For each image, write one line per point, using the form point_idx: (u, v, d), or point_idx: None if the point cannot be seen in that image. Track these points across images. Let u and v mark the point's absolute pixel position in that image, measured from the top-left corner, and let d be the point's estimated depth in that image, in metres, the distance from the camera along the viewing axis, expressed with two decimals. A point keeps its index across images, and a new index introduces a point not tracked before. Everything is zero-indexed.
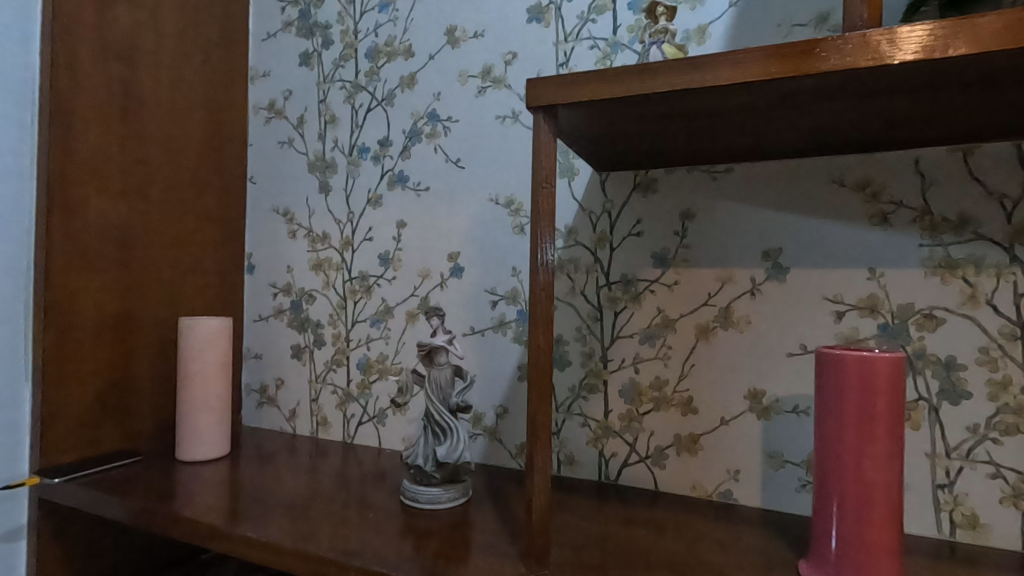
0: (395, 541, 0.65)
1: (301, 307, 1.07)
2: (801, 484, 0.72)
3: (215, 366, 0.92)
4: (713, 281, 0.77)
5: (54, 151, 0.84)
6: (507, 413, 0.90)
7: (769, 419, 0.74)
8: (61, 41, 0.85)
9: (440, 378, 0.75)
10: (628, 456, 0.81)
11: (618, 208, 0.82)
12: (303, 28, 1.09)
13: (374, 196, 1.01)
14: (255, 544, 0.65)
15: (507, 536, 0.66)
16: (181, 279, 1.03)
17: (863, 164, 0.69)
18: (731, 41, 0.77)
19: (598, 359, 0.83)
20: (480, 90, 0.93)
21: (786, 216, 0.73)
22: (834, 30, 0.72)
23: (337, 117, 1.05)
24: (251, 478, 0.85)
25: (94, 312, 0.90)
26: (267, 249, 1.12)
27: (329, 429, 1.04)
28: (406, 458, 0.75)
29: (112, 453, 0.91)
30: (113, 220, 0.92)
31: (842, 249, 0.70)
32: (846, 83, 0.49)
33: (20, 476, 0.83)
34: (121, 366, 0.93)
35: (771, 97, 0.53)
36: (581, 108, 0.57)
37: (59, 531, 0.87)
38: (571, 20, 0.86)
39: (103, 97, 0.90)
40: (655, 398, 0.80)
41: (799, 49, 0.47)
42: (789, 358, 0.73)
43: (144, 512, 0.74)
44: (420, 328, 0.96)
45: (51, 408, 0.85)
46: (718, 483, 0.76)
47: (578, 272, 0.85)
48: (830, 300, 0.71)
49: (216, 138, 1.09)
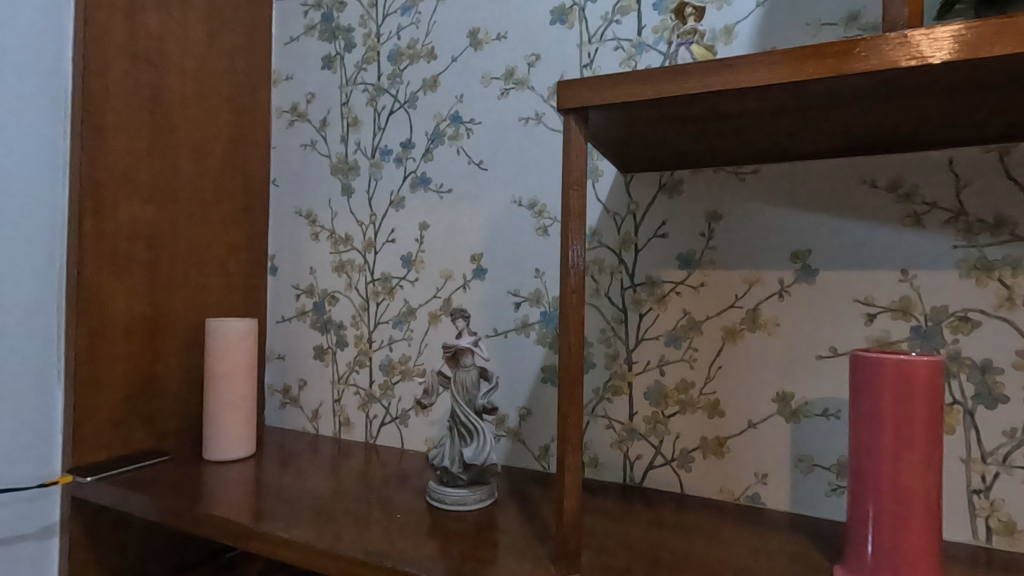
0: (422, 543, 0.65)
1: (324, 308, 1.08)
2: (832, 488, 0.72)
3: (241, 366, 0.93)
4: (740, 283, 0.76)
5: (86, 154, 0.86)
6: (530, 414, 0.90)
7: (798, 422, 0.73)
8: (93, 47, 0.86)
9: (466, 380, 0.75)
10: (653, 459, 0.81)
11: (642, 210, 0.82)
12: (326, 32, 1.10)
13: (397, 197, 1.02)
14: (284, 544, 0.66)
15: (535, 538, 0.66)
16: (206, 279, 1.04)
17: (895, 164, 0.69)
18: (757, 42, 0.76)
19: (623, 360, 0.83)
20: (502, 91, 0.93)
21: (815, 216, 0.72)
22: (865, 29, 0.71)
23: (360, 120, 1.06)
24: (278, 478, 0.85)
25: (124, 313, 0.91)
26: (290, 251, 1.13)
27: (352, 429, 1.05)
28: (432, 459, 0.75)
29: (141, 452, 0.92)
30: (142, 224, 0.93)
31: (874, 251, 0.70)
32: (884, 83, 0.49)
33: (52, 475, 0.85)
34: (149, 366, 0.95)
35: (805, 98, 0.52)
36: (613, 110, 0.57)
37: (90, 530, 0.88)
38: (595, 21, 0.86)
39: (133, 103, 0.92)
40: (681, 401, 0.79)
41: (838, 48, 0.46)
42: (819, 361, 0.72)
43: (174, 512, 0.75)
44: (443, 329, 0.97)
45: (82, 408, 0.86)
46: (746, 486, 0.76)
47: (602, 273, 0.84)
48: (861, 302, 0.70)
49: (241, 141, 1.10)
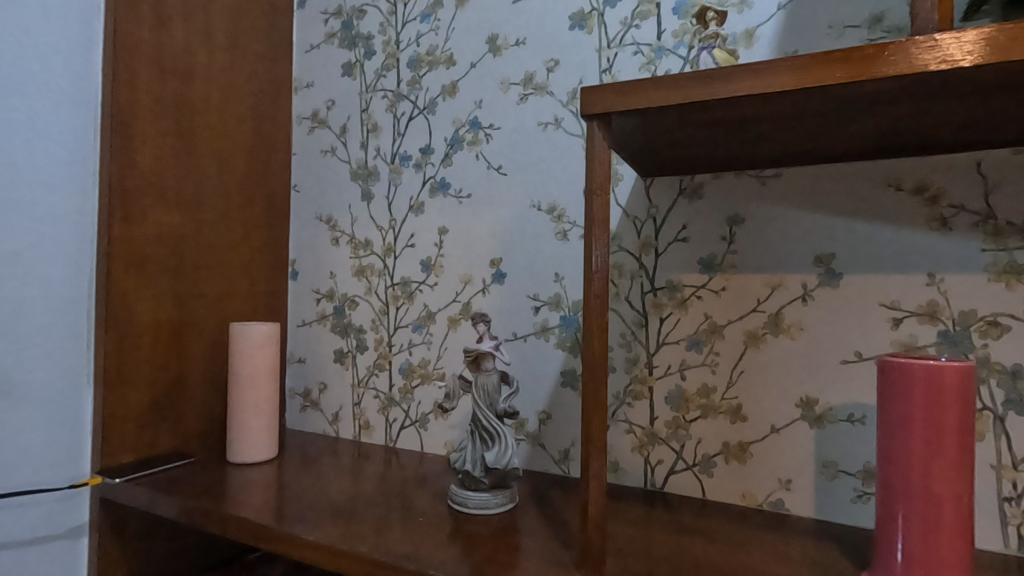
0: (445, 546, 0.65)
1: (344, 312, 1.09)
2: (857, 494, 0.71)
3: (264, 370, 0.94)
4: (763, 287, 0.76)
5: (116, 163, 0.88)
6: (550, 418, 0.90)
7: (822, 427, 0.73)
8: (122, 58, 0.88)
9: (487, 384, 0.75)
10: (675, 463, 0.81)
11: (663, 214, 0.82)
12: (346, 39, 1.11)
13: (416, 203, 1.03)
14: (309, 545, 0.67)
15: (558, 542, 0.66)
16: (229, 284, 1.05)
17: (921, 166, 0.68)
18: (778, 45, 0.76)
19: (643, 365, 0.83)
20: (522, 97, 0.93)
21: (840, 220, 0.72)
22: (889, 31, 0.70)
23: (380, 126, 1.07)
24: (301, 481, 0.86)
25: (150, 318, 0.93)
26: (311, 256, 1.14)
27: (371, 432, 1.06)
28: (454, 463, 0.76)
29: (167, 454, 0.94)
30: (168, 230, 0.95)
31: (899, 255, 0.69)
32: (913, 86, 0.48)
33: (82, 476, 0.87)
34: (174, 370, 0.96)
35: (831, 102, 0.52)
36: (636, 115, 0.57)
37: (117, 531, 0.89)
38: (614, 26, 0.86)
39: (160, 111, 0.94)
40: (702, 406, 0.79)
41: (866, 52, 0.46)
42: (844, 366, 0.71)
43: (200, 513, 0.76)
44: (462, 333, 0.97)
45: (111, 411, 0.88)
46: (769, 492, 0.75)
47: (622, 277, 0.84)
48: (887, 306, 0.70)
49: (263, 148, 1.12)
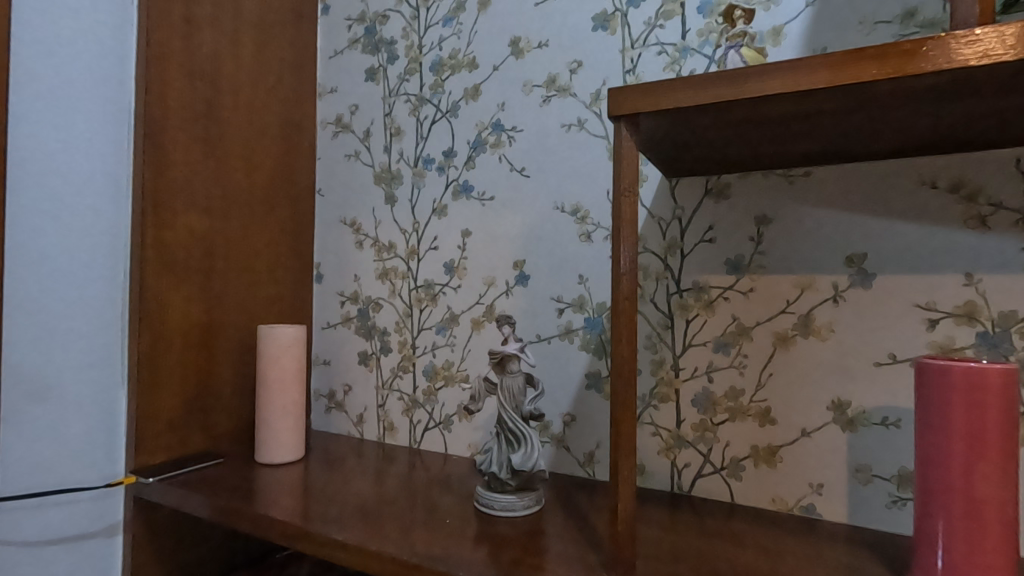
0: (472, 547, 0.65)
1: (368, 314, 1.10)
2: (893, 499, 0.69)
3: (291, 372, 0.95)
4: (792, 288, 0.75)
5: (148, 169, 0.90)
6: (575, 421, 0.90)
7: (854, 431, 0.71)
8: (154, 67, 0.90)
9: (513, 386, 0.75)
10: (702, 466, 0.80)
11: (688, 215, 0.81)
12: (369, 45, 1.13)
13: (440, 205, 1.03)
14: (338, 545, 0.67)
15: (585, 545, 0.66)
16: (256, 287, 1.07)
17: (957, 164, 0.66)
18: (806, 43, 0.75)
19: (669, 367, 0.82)
20: (545, 99, 0.93)
21: (871, 218, 0.70)
22: (922, 26, 0.69)
23: (403, 129, 1.08)
24: (328, 482, 0.87)
25: (180, 321, 0.95)
26: (335, 259, 1.16)
27: (395, 434, 1.07)
28: (480, 465, 0.76)
29: (198, 454, 0.96)
30: (197, 235, 0.97)
31: (935, 254, 0.67)
32: (953, 82, 0.47)
33: (116, 475, 0.89)
34: (204, 371, 0.98)
35: (866, 99, 0.51)
36: (664, 115, 0.56)
37: (150, 529, 0.91)
38: (638, 26, 0.85)
39: (190, 118, 0.96)
40: (730, 408, 0.78)
41: (903, 48, 0.45)
42: (877, 368, 0.70)
43: (230, 512, 0.77)
44: (486, 335, 0.98)
45: (143, 412, 0.90)
46: (800, 496, 0.74)
47: (647, 279, 0.84)
48: (922, 307, 0.68)
49: (289, 153, 1.14)
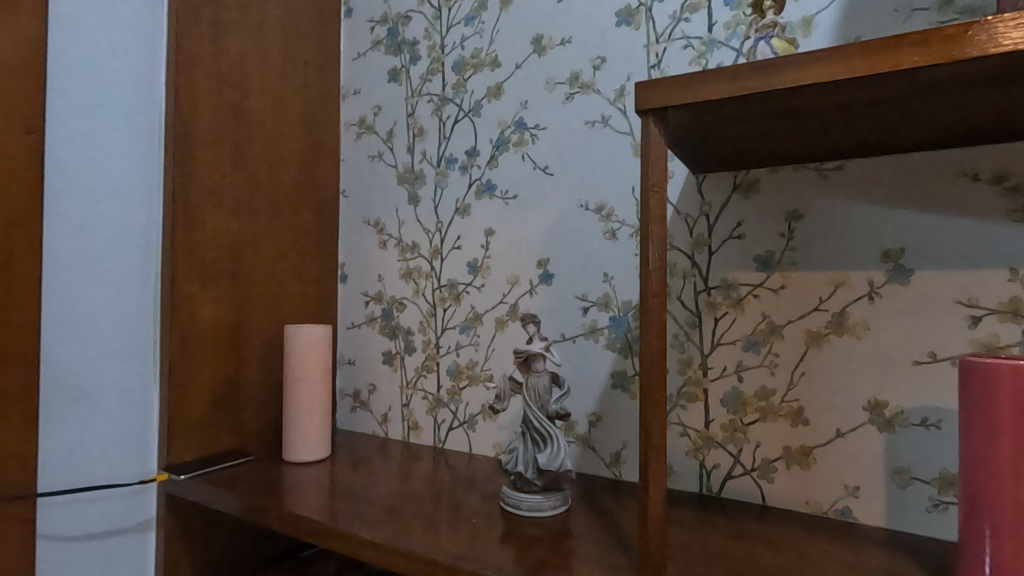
0: (498, 547, 0.65)
1: (392, 314, 1.11)
2: (933, 503, 0.67)
3: (317, 371, 0.96)
4: (825, 285, 0.72)
5: (178, 172, 0.91)
6: (601, 420, 0.89)
7: (892, 431, 0.69)
8: (182, 71, 0.92)
9: (538, 385, 0.74)
10: (732, 467, 0.78)
11: (716, 211, 0.79)
12: (392, 46, 1.13)
13: (462, 205, 1.03)
14: (365, 544, 0.68)
15: (614, 547, 0.65)
16: (283, 287, 1.09)
17: (1001, 154, 0.63)
18: (838, 34, 0.73)
19: (698, 366, 0.81)
20: (568, 96, 0.93)
21: (908, 213, 0.68)
22: (962, 12, 0.66)
23: (426, 129, 1.08)
24: (354, 481, 0.88)
25: (210, 321, 0.96)
26: (360, 259, 1.16)
27: (420, 433, 1.07)
28: (506, 465, 0.75)
29: (227, 452, 0.97)
30: (225, 236, 0.99)
31: (977, 249, 0.65)
32: (999, 67, 0.45)
33: (149, 472, 0.91)
34: (233, 370, 0.99)
35: (907, 87, 0.49)
36: (693, 108, 0.55)
37: (182, 525, 0.93)
38: (663, 20, 0.84)
39: (218, 121, 0.97)
40: (762, 408, 0.76)
41: (946, 33, 0.43)
42: (916, 366, 0.68)
43: (259, 509, 0.78)
44: (510, 334, 0.97)
45: (176, 410, 0.91)
46: (835, 499, 0.72)
47: (675, 277, 0.83)
48: (963, 304, 0.66)
49: (313, 154, 1.15)
